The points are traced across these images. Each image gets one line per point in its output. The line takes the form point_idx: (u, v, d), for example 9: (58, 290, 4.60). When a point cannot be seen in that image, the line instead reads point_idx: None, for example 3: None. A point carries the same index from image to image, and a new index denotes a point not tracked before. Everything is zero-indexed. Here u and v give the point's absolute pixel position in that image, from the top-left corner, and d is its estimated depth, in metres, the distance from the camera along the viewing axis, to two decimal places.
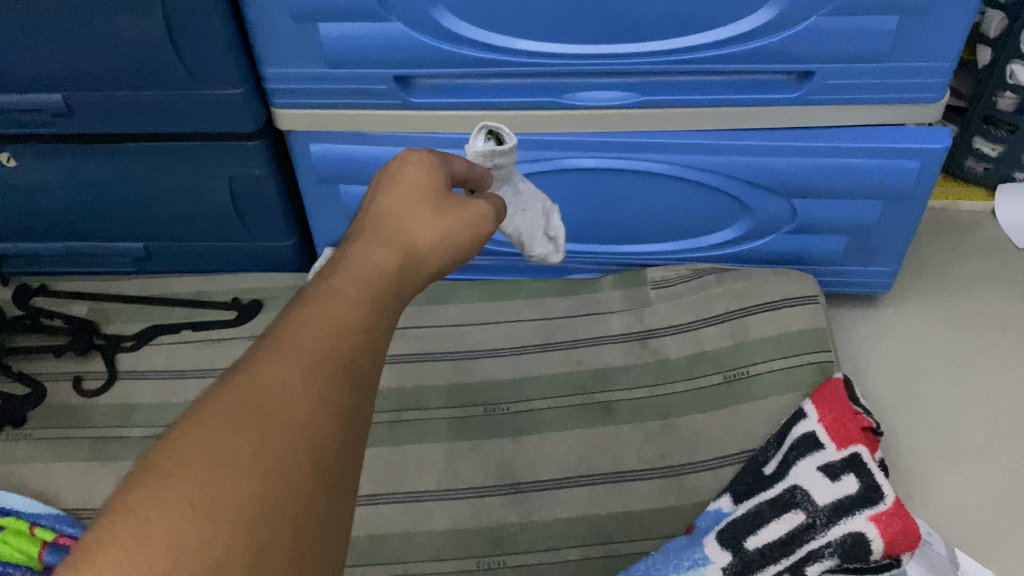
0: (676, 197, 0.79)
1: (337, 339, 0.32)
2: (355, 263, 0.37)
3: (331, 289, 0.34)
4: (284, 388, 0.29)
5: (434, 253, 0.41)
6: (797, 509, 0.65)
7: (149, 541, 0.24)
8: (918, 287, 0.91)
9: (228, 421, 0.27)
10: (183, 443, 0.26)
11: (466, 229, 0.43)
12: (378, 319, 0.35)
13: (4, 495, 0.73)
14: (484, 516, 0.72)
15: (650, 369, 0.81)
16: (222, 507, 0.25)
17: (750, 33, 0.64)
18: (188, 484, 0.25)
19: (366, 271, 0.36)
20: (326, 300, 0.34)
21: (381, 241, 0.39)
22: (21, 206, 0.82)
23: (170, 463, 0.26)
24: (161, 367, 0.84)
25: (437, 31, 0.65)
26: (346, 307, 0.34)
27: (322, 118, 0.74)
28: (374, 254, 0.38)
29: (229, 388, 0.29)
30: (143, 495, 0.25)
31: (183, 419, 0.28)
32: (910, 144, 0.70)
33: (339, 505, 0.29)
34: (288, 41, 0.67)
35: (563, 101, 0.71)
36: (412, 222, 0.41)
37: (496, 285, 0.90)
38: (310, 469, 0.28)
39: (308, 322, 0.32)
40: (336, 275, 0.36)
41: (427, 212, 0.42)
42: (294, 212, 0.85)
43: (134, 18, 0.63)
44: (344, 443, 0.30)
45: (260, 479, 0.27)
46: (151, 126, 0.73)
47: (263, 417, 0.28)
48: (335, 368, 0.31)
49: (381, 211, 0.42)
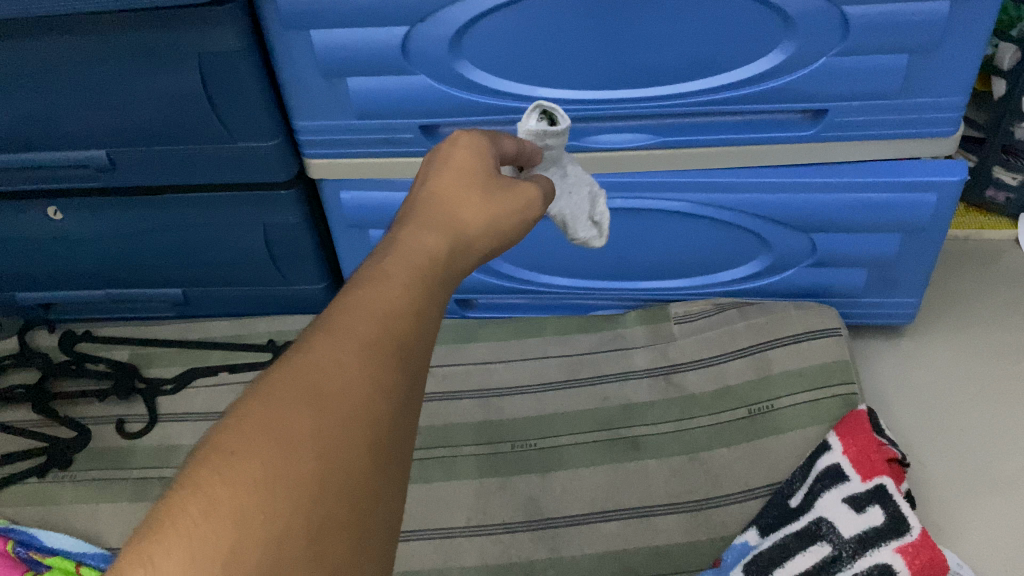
0: (696, 235, 0.81)
1: (389, 320, 0.34)
2: (405, 247, 0.39)
3: (383, 273, 0.36)
4: (340, 366, 0.31)
5: (482, 237, 0.43)
6: (823, 541, 0.65)
7: (216, 517, 0.26)
8: (943, 317, 0.91)
9: (287, 400, 0.29)
10: (245, 422, 0.28)
11: (514, 212, 0.45)
12: (427, 302, 0.36)
13: (53, 535, 0.76)
14: (514, 552, 0.73)
15: (674, 404, 0.82)
16: (283, 484, 0.27)
17: (761, 76, 0.66)
18: (251, 462, 0.27)
19: (418, 253, 0.39)
20: (379, 283, 0.35)
21: (431, 224, 0.41)
22: (66, 256, 0.86)
23: (234, 441, 0.28)
24: (200, 409, 0.87)
25: (460, 82, 0.68)
26: (397, 289, 0.35)
27: (350, 166, 0.77)
28: (423, 237, 0.40)
29: (289, 367, 0.31)
30: (209, 472, 0.27)
31: (246, 396, 0.30)
32: (926, 177, 0.71)
33: (395, 481, 0.31)
34: (319, 96, 0.71)
35: (583, 144, 0.73)
36: (462, 206, 0.43)
37: (522, 322, 0.92)
38: (366, 447, 0.30)
39: (361, 304, 0.34)
40: (387, 258, 0.38)
41: (476, 196, 0.44)
42: (325, 256, 0.88)
43: (174, 79, 0.67)
44: (399, 421, 0.32)
45: (320, 457, 0.28)
46: (189, 178, 0.76)
47: (321, 397, 0.30)
48: (388, 347, 0.33)
49: (430, 194, 0.44)
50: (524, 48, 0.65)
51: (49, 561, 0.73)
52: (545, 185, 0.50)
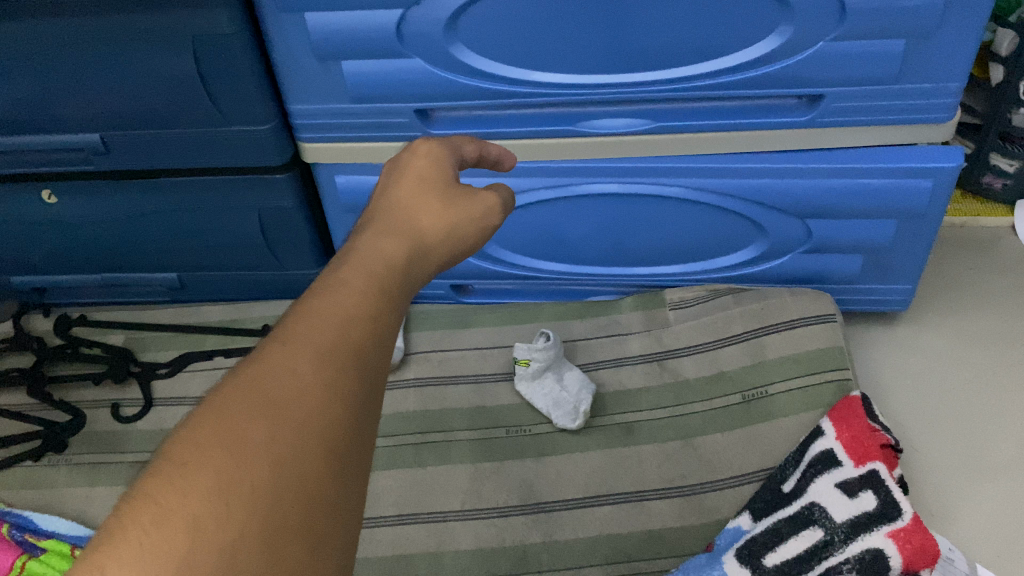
0: (692, 220, 0.81)
1: (346, 325, 0.34)
2: (364, 254, 0.39)
3: (341, 280, 0.36)
4: (295, 374, 0.31)
5: (442, 243, 0.44)
6: (815, 525, 0.66)
7: (168, 526, 0.27)
8: (939, 304, 0.91)
9: (241, 409, 0.30)
10: (199, 432, 0.29)
11: (471, 220, 0.46)
12: (386, 307, 0.37)
13: (47, 518, 0.76)
14: (508, 535, 0.73)
15: (669, 390, 0.82)
16: (236, 491, 0.28)
17: (757, 61, 0.66)
18: (204, 471, 0.28)
19: (377, 259, 0.39)
20: (337, 289, 0.36)
21: (390, 230, 0.42)
22: (60, 240, 0.86)
23: (187, 451, 0.28)
24: (196, 393, 0.87)
25: (457, 66, 0.68)
26: (355, 295, 0.36)
27: (346, 150, 0.76)
28: (383, 243, 0.40)
29: (242, 377, 0.31)
30: (163, 483, 0.27)
31: (201, 407, 0.30)
32: (923, 163, 0.71)
33: (353, 485, 0.31)
34: (313, 79, 0.70)
35: (579, 129, 0.73)
36: (421, 213, 0.44)
37: (517, 308, 0.92)
38: (322, 453, 0.30)
39: (319, 310, 0.34)
40: (346, 265, 0.38)
41: (434, 204, 0.45)
42: (321, 240, 0.88)
43: (168, 61, 0.67)
44: (356, 425, 0.32)
45: (273, 465, 0.29)
46: (185, 161, 0.76)
47: (275, 405, 0.30)
48: (345, 352, 0.33)
49: (390, 202, 0.44)
50: (521, 31, 0.65)
51: (43, 543, 0.73)
52: (506, 195, 0.51)
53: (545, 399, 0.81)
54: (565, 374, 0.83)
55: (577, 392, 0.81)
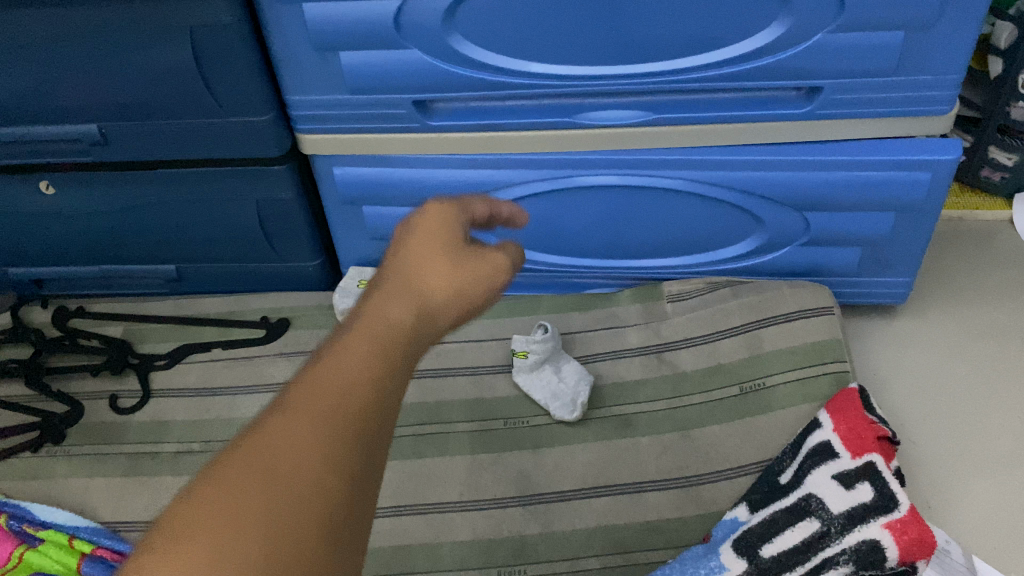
0: (691, 212, 0.80)
1: (348, 393, 0.34)
2: (370, 315, 0.38)
3: (345, 344, 0.36)
4: (294, 446, 0.31)
5: (452, 303, 0.42)
6: (812, 516, 0.65)
7: None
8: (937, 298, 0.91)
9: (237, 483, 0.30)
10: (194, 508, 0.29)
11: (484, 276, 0.44)
12: (391, 371, 0.36)
13: (46, 508, 0.76)
14: (506, 526, 0.74)
15: (666, 382, 0.82)
16: (226, 569, 0.28)
17: (756, 52, 0.66)
18: (196, 548, 0.28)
19: (381, 321, 0.38)
20: (341, 353, 0.35)
21: (398, 291, 0.40)
22: (58, 231, 0.86)
23: (180, 526, 0.29)
24: (194, 384, 0.87)
25: (455, 58, 0.68)
26: (359, 360, 0.35)
27: (344, 142, 0.76)
28: (390, 303, 0.39)
29: (241, 448, 0.31)
30: (154, 560, 0.28)
31: (199, 478, 0.30)
32: (920, 156, 0.71)
33: (347, 559, 0.31)
34: (312, 70, 0.70)
35: (577, 121, 0.73)
36: (432, 271, 0.42)
37: (515, 300, 0.92)
38: (316, 529, 0.30)
39: (321, 377, 0.34)
40: (352, 327, 0.37)
41: (445, 261, 0.43)
42: (319, 232, 0.88)
43: (167, 52, 0.66)
44: (354, 499, 0.32)
45: (265, 542, 0.29)
46: (183, 153, 0.76)
47: (274, 478, 0.30)
48: (346, 422, 0.33)
49: (400, 257, 0.43)
50: (519, 23, 0.65)
51: (41, 534, 0.73)
52: (515, 253, 0.48)
53: (544, 391, 0.81)
54: (563, 366, 0.83)
55: (575, 384, 0.81)
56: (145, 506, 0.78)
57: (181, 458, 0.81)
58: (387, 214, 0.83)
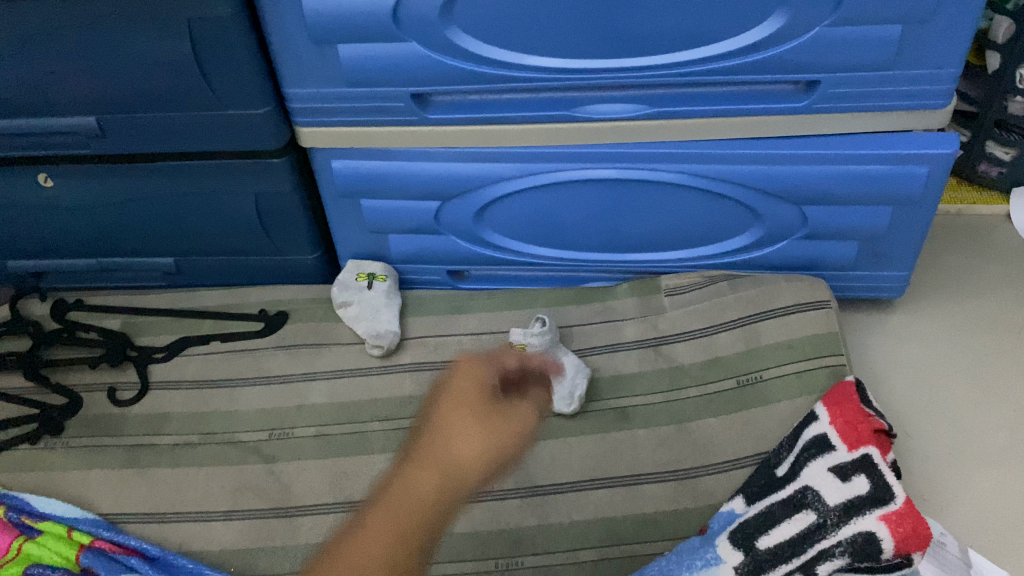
0: (688, 206, 0.81)
1: None
2: (393, 494, 0.41)
3: (366, 531, 0.40)
4: None
5: (477, 472, 0.42)
6: (808, 508, 0.66)
7: None
8: (934, 292, 0.92)
9: None
10: None
11: (510, 438, 0.44)
12: (406, 555, 0.39)
13: (44, 500, 0.76)
14: (503, 519, 0.74)
15: (663, 375, 0.82)
16: None
17: (753, 46, 0.66)
18: None
19: (407, 507, 0.40)
20: (362, 541, 0.39)
21: (421, 466, 0.42)
22: (57, 224, 0.86)
23: None
24: (191, 377, 0.87)
25: (452, 51, 0.68)
26: (377, 546, 0.39)
27: (341, 134, 0.76)
28: (413, 479, 0.41)
29: None
30: None
31: None
32: (917, 150, 0.71)
33: None
34: (310, 63, 0.70)
35: (575, 114, 0.73)
36: (457, 441, 0.43)
37: (513, 293, 0.92)
38: None
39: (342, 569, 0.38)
40: (375, 509, 0.41)
41: (471, 426, 0.43)
42: (317, 225, 0.88)
43: (165, 45, 0.67)
44: None
45: None
46: (181, 145, 0.76)
47: None
48: None
49: (430, 428, 0.44)
50: (517, 16, 0.65)
51: (40, 525, 0.73)
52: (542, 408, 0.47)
53: None
54: (560, 358, 0.82)
55: (572, 376, 0.80)
56: (143, 498, 0.78)
57: (179, 450, 0.81)
58: (386, 207, 0.83)
